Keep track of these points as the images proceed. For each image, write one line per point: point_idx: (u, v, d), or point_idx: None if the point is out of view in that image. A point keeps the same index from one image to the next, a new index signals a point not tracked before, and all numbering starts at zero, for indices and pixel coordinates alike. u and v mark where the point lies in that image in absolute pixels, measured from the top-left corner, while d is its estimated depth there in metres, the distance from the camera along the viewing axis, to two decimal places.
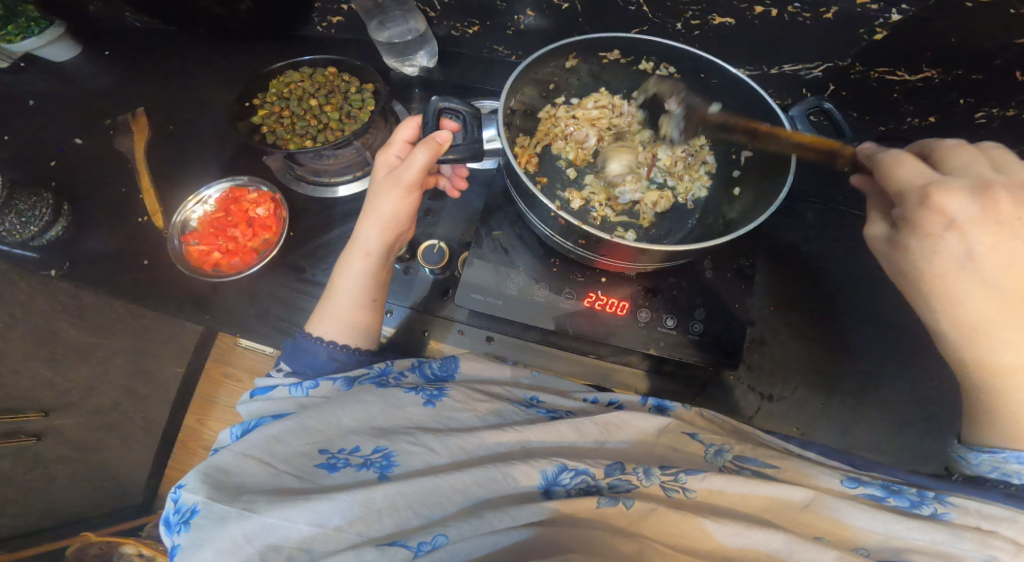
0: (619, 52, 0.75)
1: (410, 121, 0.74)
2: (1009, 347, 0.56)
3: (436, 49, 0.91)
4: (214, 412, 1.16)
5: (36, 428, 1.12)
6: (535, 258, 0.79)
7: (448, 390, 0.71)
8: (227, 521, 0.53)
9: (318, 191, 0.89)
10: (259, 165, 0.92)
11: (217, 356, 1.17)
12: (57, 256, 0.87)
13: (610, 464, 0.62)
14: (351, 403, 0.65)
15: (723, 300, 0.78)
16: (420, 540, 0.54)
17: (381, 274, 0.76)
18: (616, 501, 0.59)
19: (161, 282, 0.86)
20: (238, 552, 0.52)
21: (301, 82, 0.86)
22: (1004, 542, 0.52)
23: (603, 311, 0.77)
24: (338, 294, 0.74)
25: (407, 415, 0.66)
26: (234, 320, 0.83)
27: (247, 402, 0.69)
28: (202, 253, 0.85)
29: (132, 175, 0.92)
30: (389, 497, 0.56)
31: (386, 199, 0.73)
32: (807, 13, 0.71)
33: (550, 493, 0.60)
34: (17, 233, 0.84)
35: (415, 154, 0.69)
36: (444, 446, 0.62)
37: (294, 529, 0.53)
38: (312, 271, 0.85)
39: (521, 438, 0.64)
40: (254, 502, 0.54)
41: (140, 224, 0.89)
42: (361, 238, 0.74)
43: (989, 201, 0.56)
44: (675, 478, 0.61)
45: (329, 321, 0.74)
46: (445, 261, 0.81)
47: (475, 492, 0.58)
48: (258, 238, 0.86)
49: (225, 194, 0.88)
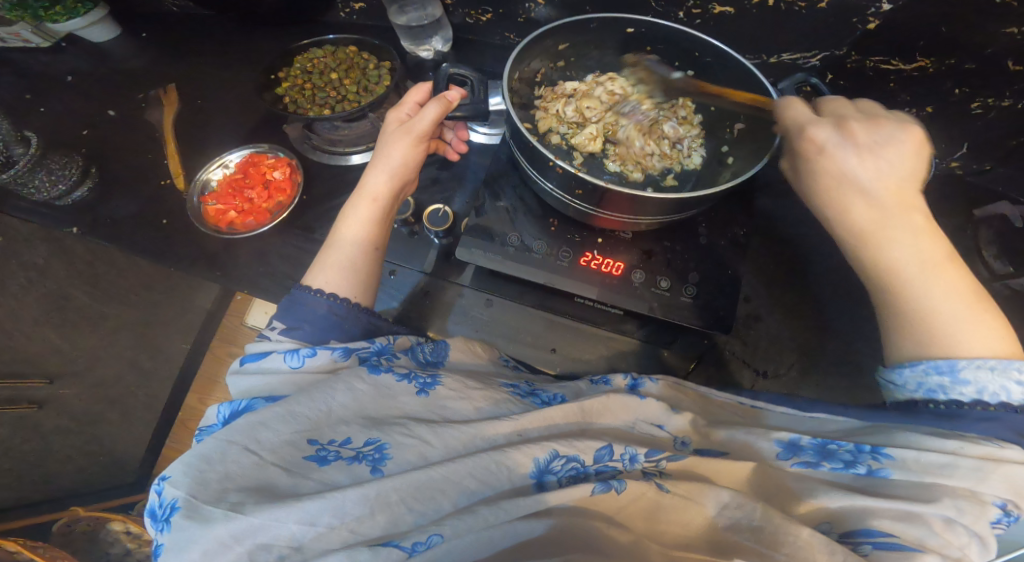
0: (617, 32, 0.80)
1: (422, 86, 0.79)
2: (902, 247, 0.62)
3: (450, 35, 0.97)
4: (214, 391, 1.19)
5: (39, 396, 1.15)
6: (533, 219, 0.81)
7: (442, 378, 0.70)
8: (213, 521, 0.54)
9: (333, 159, 0.92)
10: (277, 136, 0.96)
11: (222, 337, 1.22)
12: (82, 214, 0.92)
13: (601, 450, 0.63)
14: (342, 388, 0.64)
15: (717, 266, 0.80)
16: (415, 540, 0.55)
17: (384, 223, 0.79)
18: (609, 486, 0.60)
19: (178, 240, 0.90)
20: (226, 551, 0.54)
21: (324, 58, 0.92)
22: (947, 491, 0.54)
23: (599, 270, 0.79)
24: (340, 244, 0.76)
25: (400, 405, 0.66)
26: (243, 280, 0.86)
27: (238, 372, 0.68)
28: (219, 212, 0.89)
29: (159, 146, 0.97)
30: (384, 493, 0.57)
31: (396, 146, 0.76)
32: (802, 3, 0.79)
33: (543, 483, 0.62)
34: (45, 191, 0.90)
35: (426, 109, 0.74)
36: (439, 439, 0.63)
37: (284, 528, 0.55)
38: (322, 232, 0.88)
39: (518, 428, 0.65)
40: (240, 502, 0.55)
41: (162, 187, 0.94)
42: (368, 184, 0.77)
43: (847, 130, 0.66)
44: (657, 463, 0.63)
45: (329, 272, 0.75)
46: (449, 225, 0.83)
47: (470, 484, 0.60)
48: (273, 200, 0.89)
49: (245, 159, 0.93)
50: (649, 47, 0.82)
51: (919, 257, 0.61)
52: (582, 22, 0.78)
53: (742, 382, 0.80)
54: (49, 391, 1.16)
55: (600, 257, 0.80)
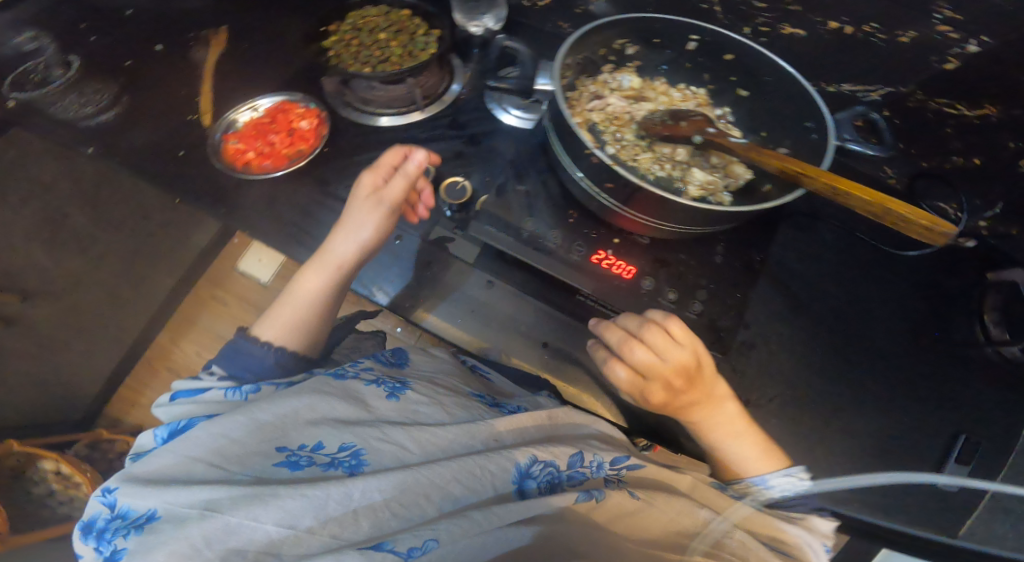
0: (678, 37, 0.78)
1: (396, 149, 0.80)
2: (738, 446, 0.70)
3: (502, 15, 0.91)
4: (189, 331, 1.34)
5: (10, 311, 1.05)
6: (554, 209, 0.79)
7: (410, 384, 0.69)
8: (184, 523, 0.49)
9: (360, 117, 0.87)
10: (306, 78, 0.90)
11: (210, 279, 1.35)
12: (96, 135, 0.85)
13: (573, 455, 0.64)
14: (307, 394, 0.62)
15: (725, 288, 0.77)
16: (410, 545, 0.51)
17: (345, 286, 0.81)
18: (591, 495, 0.60)
19: (188, 168, 0.84)
20: (195, 557, 0.48)
21: (376, 18, 0.91)
22: (819, 521, 0.61)
23: (608, 271, 0.75)
24: (293, 304, 0.79)
25: (372, 408, 0.63)
26: (243, 217, 0.82)
27: (166, 405, 0.65)
28: (238, 151, 0.85)
29: (188, 65, 0.91)
30: (367, 493, 0.53)
31: (364, 218, 0.78)
32: (881, 33, 0.76)
33: (524, 491, 0.59)
34: (72, 109, 0.86)
35: (395, 181, 0.77)
36: (417, 443, 0.60)
37: (259, 529, 0.49)
38: (337, 185, 0.84)
39: (493, 434, 0.64)
40: (213, 502, 0.50)
41: (175, 110, 0.87)
42: (334, 251, 0.78)
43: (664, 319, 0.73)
44: (618, 472, 0.65)
45: (276, 327, 0.78)
46: (463, 201, 0.79)
47: (454, 489, 0.56)
48: (293, 147, 0.84)
49: (276, 105, 0.88)
50: (729, 54, 0.77)
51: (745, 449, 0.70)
52: (649, 20, 0.76)
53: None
54: (18, 309, 1.06)
55: (612, 258, 0.77)
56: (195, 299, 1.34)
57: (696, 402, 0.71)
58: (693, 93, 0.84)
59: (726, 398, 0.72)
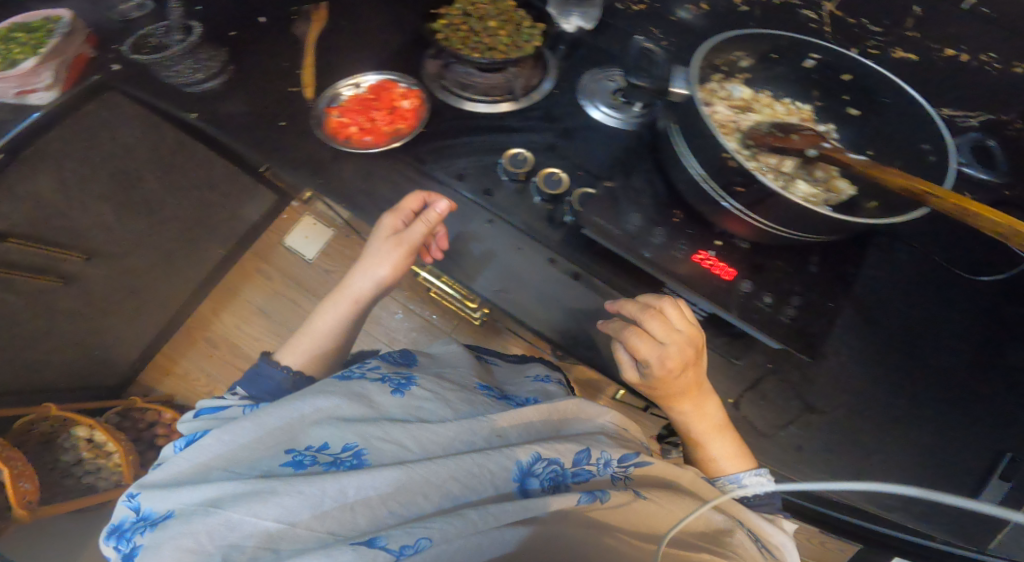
0: (797, 51, 0.73)
1: (417, 194, 0.80)
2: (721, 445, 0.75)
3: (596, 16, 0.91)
4: (231, 302, 1.41)
5: (70, 270, 1.00)
6: (655, 204, 0.74)
7: (416, 381, 0.71)
8: (192, 520, 0.55)
9: (454, 100, 0.87)
10: (406, 60, 0.91)
11: (258, 251, 1.43)
12: (197, 102, 0.87)
13: (580, 452, 0.66)
14: (313, 395, 0.64)
15: (819, 298, 0.74)
16: (402, 544, 0.53)
17: (361, 317, 0.86)
18: (594, 496, 0.62)
19: (287, 140, 0.85)
20: (202, 551, 0.53)
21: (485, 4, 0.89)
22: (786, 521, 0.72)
23: (709, 270, 0.72)
24: (313, 332, 0.82)
25: (379, 406, 0.66)
26: (337, 192, 0.84)
27: (190, 421, 0.68)
28: (339, 125, 0.86)
29: (290, 39, 0.92)
30: (362, 491, 0.56)
31: (385, 257, 0.81)
32: (998, 63, 0.75)
33: (524, 487, 0.61)
34: (182, 76, 0.88)
35: (415, 227, 0.79)
36: (416, 442, 0.62)
37: (258, 525, 0.54)
38: (433, 166, 0.84)
39: (495, 430, 0.66)
40: (219, 499, 0.56)
41: (280, 85, 0.89)
42: (353, 286, 0.83)
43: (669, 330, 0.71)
44: (626, 468, 0.68)
45: (296, 352, 0.80)
46: (559, 192, 0.81)
47: (451, 487, 0.58)
48: (394, 126, 0.85)
49: (380, 82, 0.88)
50: (847, 73, 0.73)
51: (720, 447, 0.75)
52: (759, 38, 0.73)
53: (787, 413, 0.77)
54: (82, 269, 1.01)
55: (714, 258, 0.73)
56: (241, 272, 1.42)
57: (685, 392, 0.73)
58: (798, 108, 0.79)
59: (709, 393, 0.75)
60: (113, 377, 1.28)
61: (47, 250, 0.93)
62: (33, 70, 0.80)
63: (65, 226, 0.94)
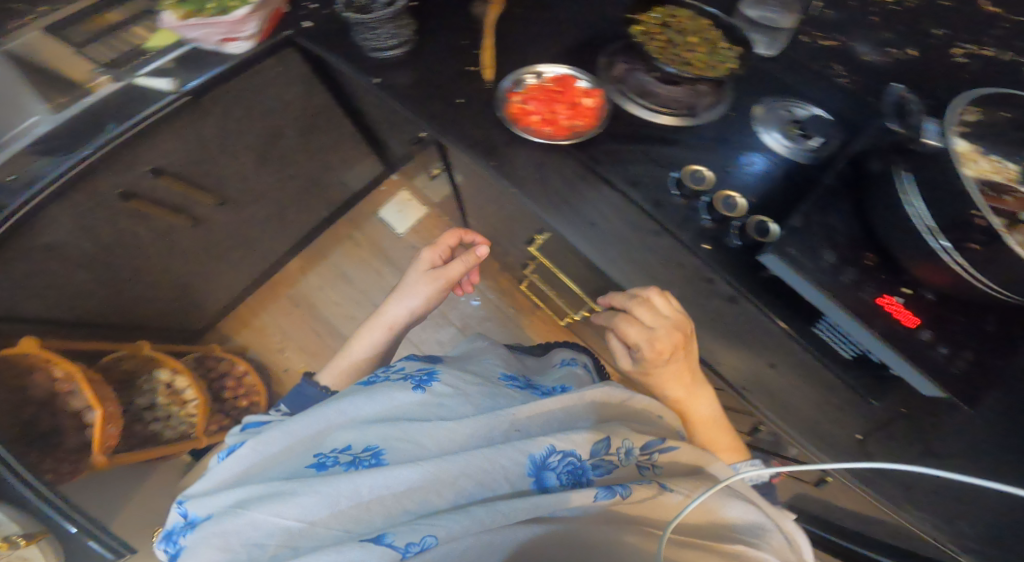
0: None
1: (453, 231, 0.91)
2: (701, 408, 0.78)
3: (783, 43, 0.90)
4: (318, 264, 1.43)
5: (200, 213, 0.99)
6: (847, 242, 0.73)
7: (439, 376, 0.69)
8: (217, 522, 0.53)
9: (629, 104, 0.85)
10: (586, 58, 0.90)
11: (351, 219, 1.46)
12: (378, 66, 0.87)
13: (598, 443, 0.63)
14: (342, 400, 0.63)
15: (995, 357, 0.71)
16: (408, 541, 0.50)
17: (391, 348, 0.88)
18: (612, 491, 0.59)
19: (462, 121, 0.84)
20: (228, 552, 0.51)
21: (686, 20, 0.84)
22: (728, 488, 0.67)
23: (892, 315, 0.70)
24: (347, 355, 0.84)
25: (400, 404, 0.63)
26: (512, 179, 0.82)
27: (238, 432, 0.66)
28: (520, 111, 0.85)
29: (470, 20, 0.91)
30: (376, 489, 0.54)
31: (421, 290, 0.87)
32: None
33: (541, 480, 0.59)
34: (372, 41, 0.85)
35: (455, 263, 0.88)
36: (433, 440, 0.59)
37: (280, 523, 0.52)
38: (605, 169, 0.83)
39: (512, 423, 0.63)
40: (246, 500, 0.54)
41: (459, 62, 0.88)
42: (387, 314, 0.86)
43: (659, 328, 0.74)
44: (650, 456, 0.67)
45: (330, 375, 0.81)
46: (736, 215, 0.80)
47: (464, 484, 0.56)
48: (574, 122, 0.84)
49: (562, 76, 0.87)
50: None
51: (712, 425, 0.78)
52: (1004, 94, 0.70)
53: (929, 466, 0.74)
54: (211, 213, 1.01)
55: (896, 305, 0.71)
56: (333, 237, 1.44)
57: (678, 381, 0.76)
58: None
59: (703, 384, 0.78)
60: (198, 322, 1.26)
61: (188, 189, 0.92)
62: (241, 20, 0.79)
63: (208, 175, 0.95)
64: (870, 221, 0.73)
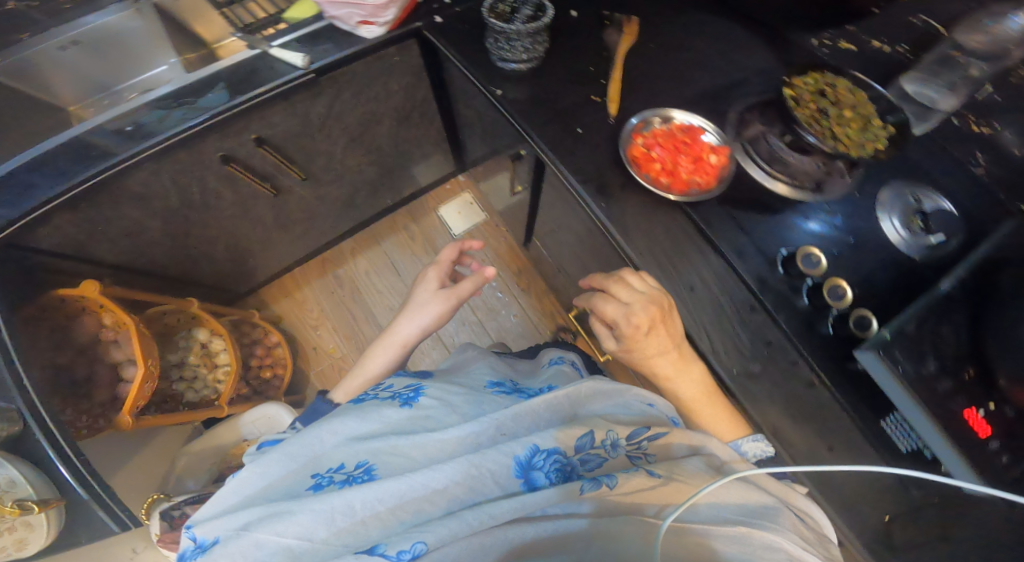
0: None
1: (453, 244, 0.82)
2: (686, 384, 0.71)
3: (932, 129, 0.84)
4: (370, 249, 1.40)
5: (281, 184, 0.99)
6: (955, 350, 0.64)
7: (425, 389, 0.65)
8: (219, 552, 0.49)
9: (748, 162, 0.83)
10: (713, 113, 0.87)
11: (410, 210, 1.44)
12: (502, 80, 0.86)
13: (583, 437, 0.59)
14: (333, 419, 0.59)
15: None
16: (400, 547, 0.47)
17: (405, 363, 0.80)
18: (598, 483, 0.54)
19: (578, 151, 0.82)
20: None
21: (839, 87, 0.81)
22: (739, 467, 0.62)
23: (963, 422, 0.62)
24: (362, 372, 0.76)
25: (386, 417, 0.60)
26: (618, 221, 0.79)
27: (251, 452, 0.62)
28: (640, 153, 0.82)
29: (602, 53, 0.90)
30: (370, 503, 0.51)
31: (435, 309, 0.77)
32: None
33: (531, 480, 0.54)
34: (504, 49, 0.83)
35: (467, 282, 0.78)
36: (422, 451, 0.56)
37: (283, 545, 0.48)
38: (715, 229, 0.79)
39: (497, 424, 0.59)
40: (247, 523, 0.50)
41: (582, 91, 0.86)
42: (400, 332, 0.76)
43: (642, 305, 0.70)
44: (639, 445, 0.61)
45: (344, 391, 0.75)
46: (840, 305, 0.74)
47: (456, 491, 0.52)
48: (694, 176, 0.81)
49: (690, 126, 0.84)
50: None
51: (711, 410, 0.70)
52: None
53: None
54: (291, 185, 1.00)
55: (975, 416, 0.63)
56: (391, 224, 1.42)
57: (665, 354, 0.70)
58: None
59: (693, 358, 0.72)
60: (245, 286, 1.23)
61: (277, 159, 0.92)
62: (384, 6, 0.80)
63: (302, 148, 0.95)
64: (982, 332, 0.64)
